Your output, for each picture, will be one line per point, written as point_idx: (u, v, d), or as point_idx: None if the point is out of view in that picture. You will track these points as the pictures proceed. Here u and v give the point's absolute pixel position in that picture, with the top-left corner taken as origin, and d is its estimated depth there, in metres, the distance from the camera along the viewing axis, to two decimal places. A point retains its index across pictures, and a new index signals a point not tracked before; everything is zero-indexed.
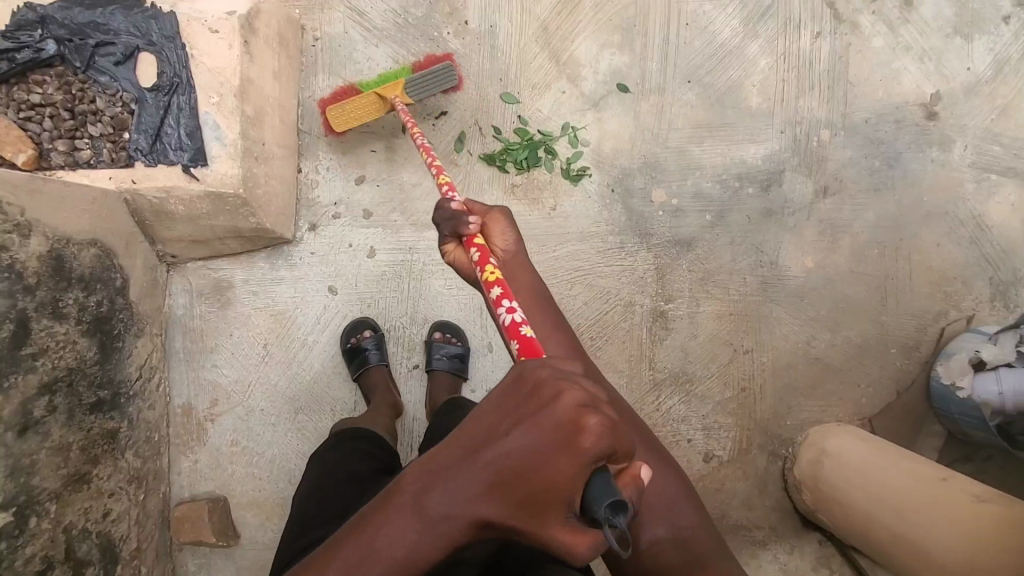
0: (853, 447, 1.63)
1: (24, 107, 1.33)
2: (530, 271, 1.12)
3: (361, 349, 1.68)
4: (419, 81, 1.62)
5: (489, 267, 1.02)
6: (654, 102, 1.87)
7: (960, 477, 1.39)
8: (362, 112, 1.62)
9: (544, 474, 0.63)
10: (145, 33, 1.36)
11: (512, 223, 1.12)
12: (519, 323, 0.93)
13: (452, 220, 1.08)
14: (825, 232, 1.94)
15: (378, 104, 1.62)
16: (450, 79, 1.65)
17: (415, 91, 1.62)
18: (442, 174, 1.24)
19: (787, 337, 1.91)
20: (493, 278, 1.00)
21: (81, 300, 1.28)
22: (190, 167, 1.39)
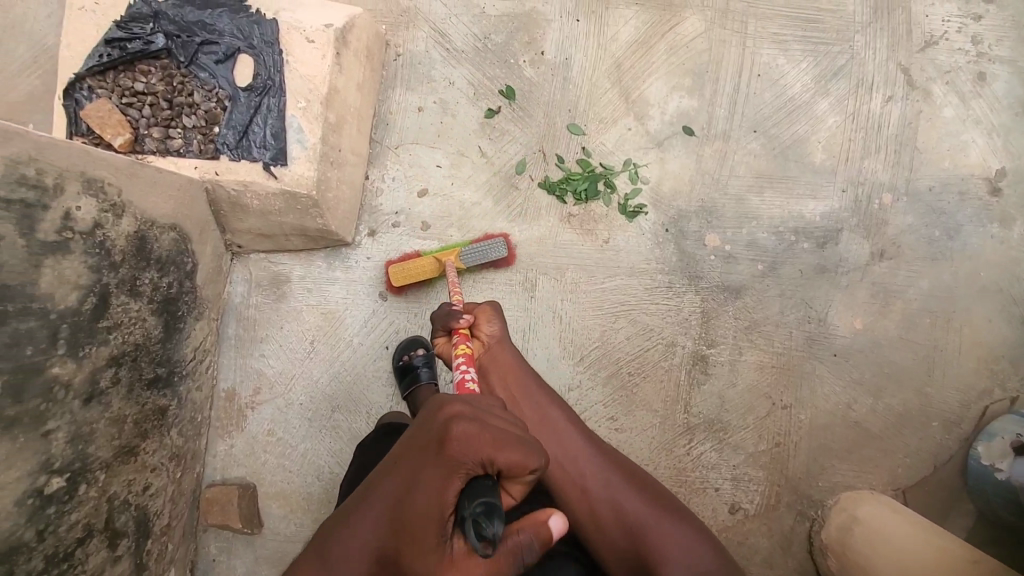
0: (880, 515, 1.61)
1: (128, 94, 1.41)
2: (514, 352, 1.28)
3: (412, 366, 1.69)
4: (474, 252, 1.70)
5: (461, 344, 1.23)
6: (718, 148, 1.88)
7: (992, 561, 1.36)
8: (415, 275, 1.71)
9: (428, 480, 0.80)
10: (247, 36, 1.44)
11: (496, 314, 1.32)
12: (467, 381, 1.14)
13: (444, 317, 1.30)
14: (877, 296, 1.91)
15: (432, 267, 1.71)
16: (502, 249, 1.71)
17: (470, 262, 1.69)
18: (456, 293, 1.48)
19: (828, 397, 1.89)
20: (461, 351, 1.22)
21: (155, 280, 1.33)
22: (270, 166, 1.45)
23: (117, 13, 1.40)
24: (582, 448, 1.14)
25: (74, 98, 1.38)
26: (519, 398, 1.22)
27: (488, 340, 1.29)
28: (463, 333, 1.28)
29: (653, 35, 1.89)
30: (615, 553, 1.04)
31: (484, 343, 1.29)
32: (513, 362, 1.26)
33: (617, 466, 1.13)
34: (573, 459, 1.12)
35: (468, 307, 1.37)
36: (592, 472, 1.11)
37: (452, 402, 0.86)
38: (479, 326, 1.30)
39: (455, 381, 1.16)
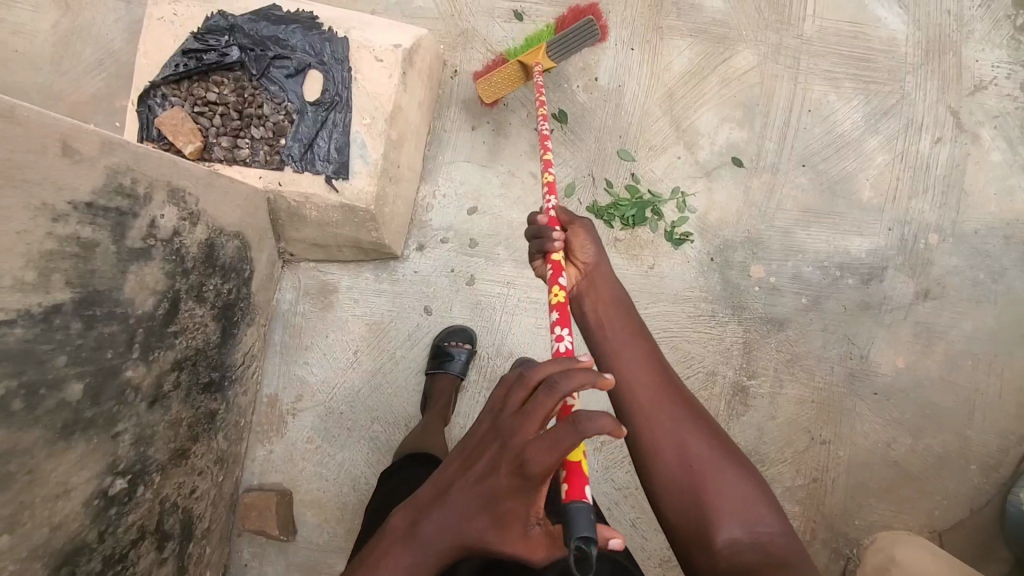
0: (910, 552, 1.62)
1: (200, 103, 1.44)
2: (614, 282, 1.10)
3: (449, 353, 1.72)
4: (560, 40, 1.62)
5: (557, 288, 1.05)
6: (767, 180, 1.90)
7: None
8: (505, 84, 1.67)
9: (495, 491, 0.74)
10: (319, 52, 1.48)
11: (591, 235, 1.11)
12: (561, 353, 0.98)
13: (539, 236, 1.10)
14: (920, 335, 1.90)
15: (519, 70, 1.65)
16: (591, 33, 1.63)
17: (557, 52, 1.63)
18: (548, 172, 1.26)
19: (867, 435, 1.87)
20: (558, 302, 1.04)
21: (218, 286, 1.36)
22: (332, 179, 1.48)
23: (195, 25, 1.44)
24: (643, 374, 0.96)
25: (149, 105, 1.42)
26: (603, 327, 1.04)
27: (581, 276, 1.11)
28: (558, 261, 1.07)
29: (706, 67, 1.91)
30: (670, 496, 0.86)
31: (580, 271, 1.11)
32: (608, 292, 1.08)
33: (679, 394, 0.95)
34: (629, 384, 0.95)
35: (561, 215, 1.15)
36: (650, 405, 0.92)
37: (504, 414, 0.77)
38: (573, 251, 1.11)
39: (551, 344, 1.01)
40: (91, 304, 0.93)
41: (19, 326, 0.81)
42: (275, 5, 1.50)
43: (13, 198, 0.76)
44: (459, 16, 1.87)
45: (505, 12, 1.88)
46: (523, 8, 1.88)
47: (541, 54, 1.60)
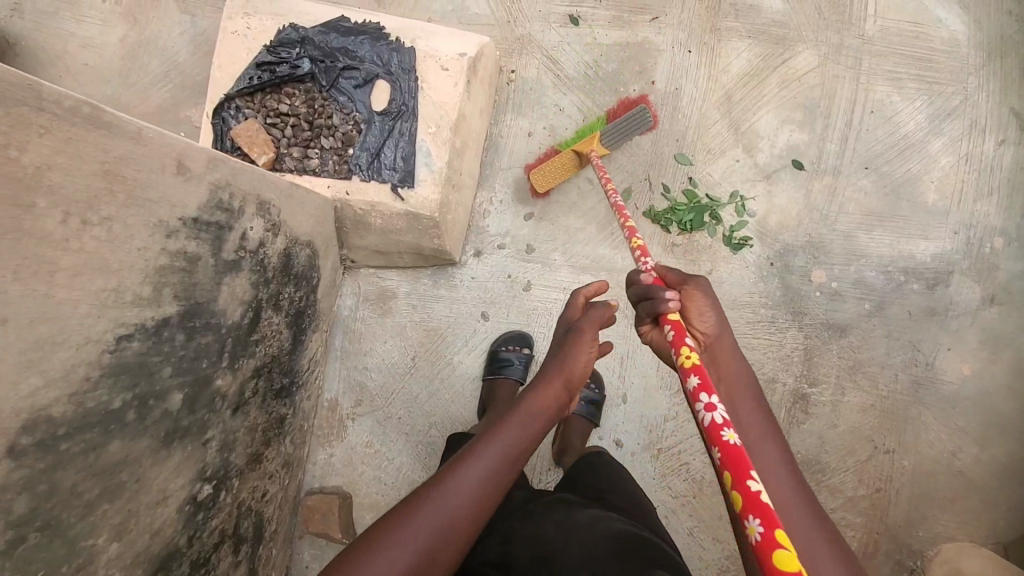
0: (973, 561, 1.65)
1: (272, 114, 1.48)
2: (737, 358, 0.97)
3: (507, 358, 1.73)
4: (612, 130, 1.71)
5: (686, 350, 0.88)
6: (828, 183, 1.87)
7: None
8: (558, 172, 1.73)
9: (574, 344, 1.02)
10: (386, 63, 1.50)
11: (711, 300, 0.98)
12: (723, 428, 0.74)
13: (651, 299, 0.98)
14: (988, 341, 1.85)
15: (572, 158, 1.72)
16: (642, 122, 1.74)
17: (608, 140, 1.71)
18: (636, 236, 1.21)
19: (933, 443, 1.83)
20: (692, 365, 0.85)
21: (292, 295, 1.38)
22: (398, 188, 1.49)
23: (268, 38, 1.48)
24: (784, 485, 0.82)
25: (223, 117, 1.46)
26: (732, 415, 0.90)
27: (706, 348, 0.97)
28: (678, 323, 0.94)
29: (765, 69, 1.88)
30: None
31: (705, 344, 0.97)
32: (733, 372, 0.95)
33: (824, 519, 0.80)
34: (780, 501, 0.79)
35: (671, 279, 1.04)
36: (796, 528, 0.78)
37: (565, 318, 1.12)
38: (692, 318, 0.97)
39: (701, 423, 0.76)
40: (193, 315, 0.95)
41: (136, 339, 0.83)
42: (344, 17, 1.53)
43: (138, 216, 0.79)
44: (515, 22, 1.88)
45: (561, 17, 1.88)
46: (578, 13, 1.88)
47: (594, 142, 1.68)
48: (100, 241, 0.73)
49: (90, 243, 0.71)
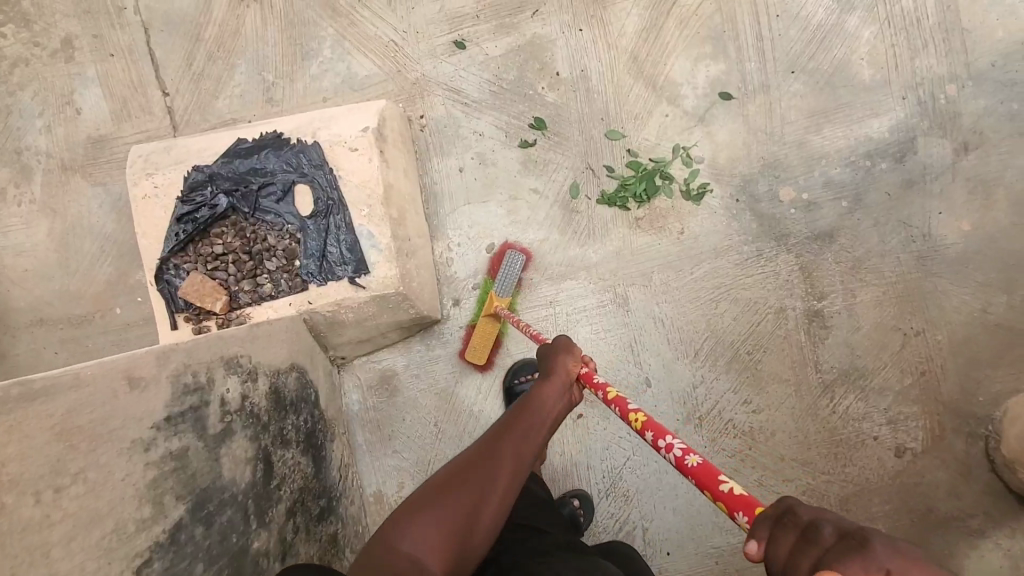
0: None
1: (211, 259, 1.49)
2: None
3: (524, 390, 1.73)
4: (503, 285, 1.76)
5: (636, 414, 1.00)
6: (762, 101, 1.83)
7: None
8: (488, 339, 1.77)
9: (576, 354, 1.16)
10: (297, 166, 1.49)
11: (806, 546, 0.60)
12: (685, 457, 0.87)
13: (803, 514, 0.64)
14: (975, 190, 1.80)
15: (491, 322, 1.77)
16: (516, 262, 1.77)
17: (507, 292, 1.77)
18: (634, 411, 1.00)
19: (958, 308, 1.80)
20: (642, 424, 0.98)
21: (295, 423, 1.39)
22: (356, 278, 1.48)
23: (177, 189, 1.48)
24: None
25: (166, 280, 1.47)
26: None
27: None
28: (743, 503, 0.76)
29: (659, 16, 1.84)
30: None
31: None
32: None
33: None
34: None
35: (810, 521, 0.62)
36: None
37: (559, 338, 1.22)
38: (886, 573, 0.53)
39: (669, 461, 0.90)
40: (203, 503, 0.95)
41: (157, 559, 0.83)
42: (240, 139, 1.52)
43: (109, 450, 0.82)
44: (405, 69, 1.85)
45: (445, 46, 1.85)
46: (461, 35, 1.85)
47: (494, 299, 1.74)
48: (83, 496, 0.77)
49: (73, 503, 0.75)
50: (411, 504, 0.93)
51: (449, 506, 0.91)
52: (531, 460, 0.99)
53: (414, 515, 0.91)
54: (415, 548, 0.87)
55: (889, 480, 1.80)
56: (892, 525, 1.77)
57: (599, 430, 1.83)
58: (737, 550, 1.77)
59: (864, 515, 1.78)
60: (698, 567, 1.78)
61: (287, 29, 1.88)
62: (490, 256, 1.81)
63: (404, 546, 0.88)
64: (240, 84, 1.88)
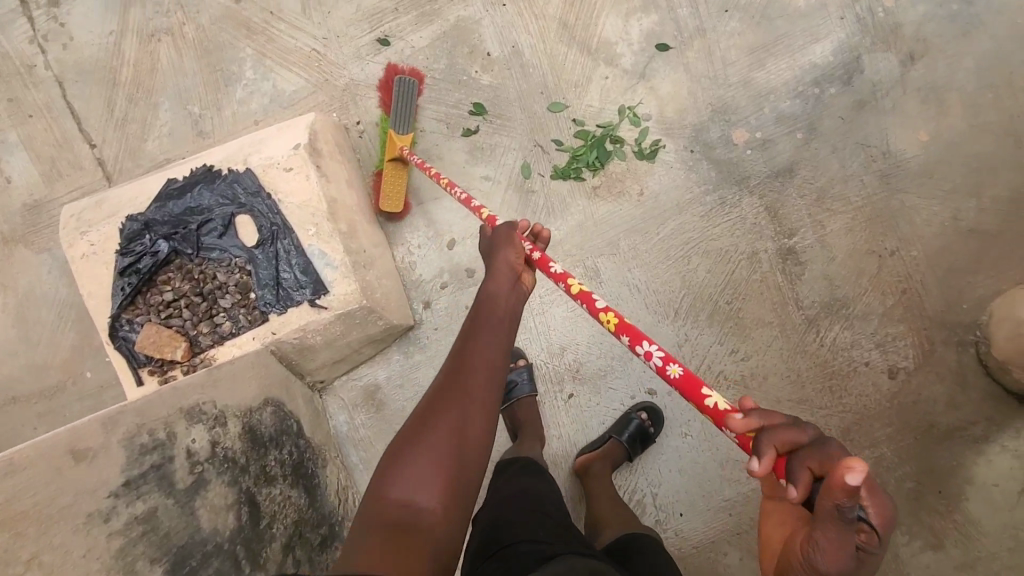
0: None
1: (163, 307, 1.45)
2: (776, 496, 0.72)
3: (512, 378, 1.73)
4: (397, 117, 1.68)
5: (605, 312, 1.00)
6: (700, 46, 1.77)
7: None
8: (399, 184, 1.69)
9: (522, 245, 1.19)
10: (233, 197, 1.46)
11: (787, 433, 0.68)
12: (667, 365, 0.89)
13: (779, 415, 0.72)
14: (927, 99, 1.77)
15: (398, 166, 1.69)
16: (411, 89, 1.69)
17: (405, 125, 1.68)
18: (603, 310, 1.00)
19: (929, 221, 1.78)
20: (616, 325, 0.98)
21: (279, 456, 1.37)
22: (315, 301, 1.45)
23: (115, 242, 1.45)
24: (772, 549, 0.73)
25: (122, 337, 1.43)
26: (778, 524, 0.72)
27: (763, 440, 0.68)
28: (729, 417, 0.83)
29: None
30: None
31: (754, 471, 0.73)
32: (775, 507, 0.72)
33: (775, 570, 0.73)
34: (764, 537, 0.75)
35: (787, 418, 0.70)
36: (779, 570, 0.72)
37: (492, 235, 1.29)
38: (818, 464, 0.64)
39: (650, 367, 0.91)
40: (183, 560, 0.98)
41: None
42: (170, 178, 1.49)
43: (63, 529, 0.88)
44: (332, 76, 1.78)
45: (369, 46, 1.78)
46: (383, 31, 1.78)
47: (393, 137, 1.65)
48: None
49: None
50: (400, 438, 0.89)
51: (440, 426, 0.88)
52: (497, 359, 1.00)
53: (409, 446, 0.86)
54: (408, 486, 0.82)
55: (888, 403, 1.80)
56: (896, 447, 1.78)
57: (593, 406, 1.79)
58: (748, 499, 1.80)
59: (868, 442, 1.79)
60: (713, 521, 1.80)
61: (205, 57, 1.82)
62: (379, 96, 1.76)
63: (390, 488, 0.81)
64: (167, 121, 1.82)
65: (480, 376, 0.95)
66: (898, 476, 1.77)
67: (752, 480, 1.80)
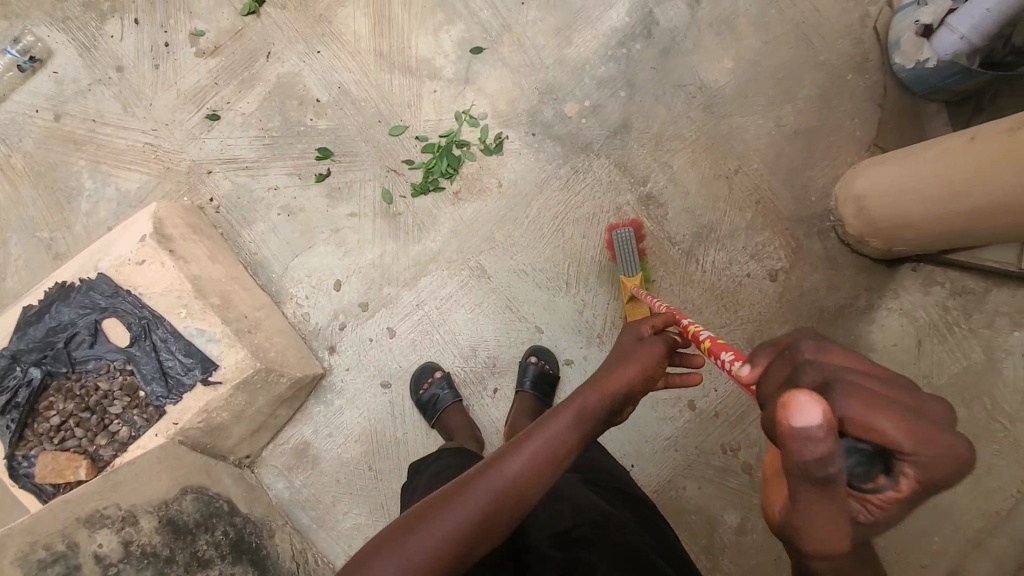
0: (880, 177, 1.73)
1: (54, 432, 1.46)
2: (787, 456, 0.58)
3: (434, 392, 1.74)
4: (624, 263, 1.80)
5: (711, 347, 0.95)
6: (510, 40, 1.89)
7: (983, 131, 1.47)
8: None
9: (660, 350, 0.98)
10: (93, 304, 1.47)
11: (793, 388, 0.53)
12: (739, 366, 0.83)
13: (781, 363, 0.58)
14: (721, 30, 1.95)
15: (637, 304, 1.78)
16: (630, 237, 1.80)
17: (634, 268, 1.80)
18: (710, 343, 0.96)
19: (759, 134, 1.94)
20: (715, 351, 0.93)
21: (212, 539, 1.41)
22: (207, 378, 1.47)
23: None
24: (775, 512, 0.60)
25: (23, 474, 1.42)
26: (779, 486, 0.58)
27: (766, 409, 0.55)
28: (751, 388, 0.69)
29: (383, 7, 1.87)
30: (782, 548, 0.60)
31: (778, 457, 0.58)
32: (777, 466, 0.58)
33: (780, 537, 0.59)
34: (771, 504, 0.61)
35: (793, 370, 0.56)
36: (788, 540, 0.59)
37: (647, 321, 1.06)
38: (843, 421, 0.50)
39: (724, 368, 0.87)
40: None
41: None
42: (26, 305, 1.50)
43: None
44: (173, 163, 1.81)
45: (200, 124, 1.82)
46: (210, 108, 1.83)
47: (627, 281, 1.76)
48: None
49: None
50: (398, 521, 0.81)
51: (424, 546, 0.78)
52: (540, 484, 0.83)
53: (393, 538, 0.79)
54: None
55: (780, 303, 1.93)
56: None
57: None
58: (687, 431, 1.89)
59: None
60: (664, 462, 1.88)
61: (41, 182, 1.82)
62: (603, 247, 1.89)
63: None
64: (21, 254, 1.80)
65: (497, 506, 0.81)
66: None
67: (686, 413, 1.89)
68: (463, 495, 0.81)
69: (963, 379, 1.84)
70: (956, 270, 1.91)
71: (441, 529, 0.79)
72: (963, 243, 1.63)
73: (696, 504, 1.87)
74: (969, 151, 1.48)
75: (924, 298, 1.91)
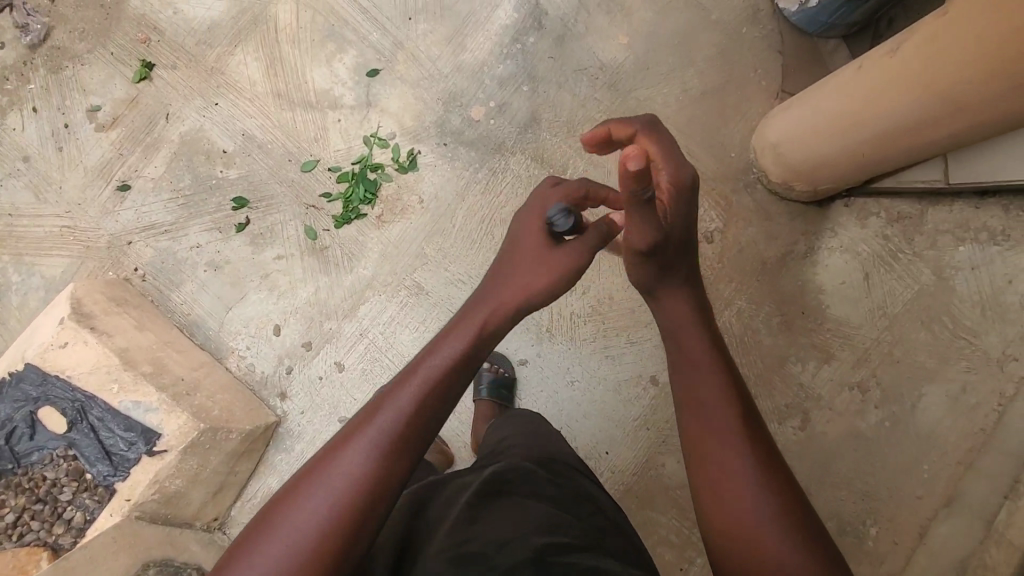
0: (787, 120, 1.73)
1: (9, 530, 1.45)
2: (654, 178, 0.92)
3: None
4: None
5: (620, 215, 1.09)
6: (404, 56, 1.90)
7: (870, 57, 1.48)
8: None
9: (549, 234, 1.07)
10: (25, 396, 1.47)
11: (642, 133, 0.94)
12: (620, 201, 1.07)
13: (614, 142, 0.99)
14: (610, 8, 1.96)
15: None
16: None
17: None
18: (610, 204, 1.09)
19: (667, 102, 1.95)
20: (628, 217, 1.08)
21: None
22: (152, 449, 1.47)
23: None
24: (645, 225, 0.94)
25: None
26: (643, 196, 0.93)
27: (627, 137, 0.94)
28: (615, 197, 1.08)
29: (272, 49, 1.88)
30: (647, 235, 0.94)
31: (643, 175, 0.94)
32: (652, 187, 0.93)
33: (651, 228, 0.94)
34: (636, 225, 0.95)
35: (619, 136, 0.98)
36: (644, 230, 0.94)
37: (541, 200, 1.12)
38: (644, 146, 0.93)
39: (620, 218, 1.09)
40: None
41: None
42: None
43: None
44: (92, 241, 1.80)
45: (112, 197, 1.82)
46: (119, 179, 1.82)
47: None
48: None
49: None
50: (316, 460, 0.84)
51: (346, 473, 0.81)
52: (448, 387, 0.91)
53: (308, 481, 0.81)
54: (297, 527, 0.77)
55: (720, 263, 1.94)
56: (746, 296, 1.92)
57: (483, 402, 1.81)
58: (655, 407, 1.87)
59: (721, 304, 1.92)
60: (637, 443, 1.86)
61: None
62: None
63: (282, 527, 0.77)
64: None
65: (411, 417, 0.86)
66: (761, 318, 1.91)
67: (649, 389, 1.89)
68: (370, 423, 0.85)
69: (918, 304, 1.84)
70: (888, 198, 1.90)
71: (359, 453, 0.82)
72: (877, 171, 1.64)
73: (678, 479, 1.83)
74: (862, 79, 1.47)
75: (861, 231, 1.91)
